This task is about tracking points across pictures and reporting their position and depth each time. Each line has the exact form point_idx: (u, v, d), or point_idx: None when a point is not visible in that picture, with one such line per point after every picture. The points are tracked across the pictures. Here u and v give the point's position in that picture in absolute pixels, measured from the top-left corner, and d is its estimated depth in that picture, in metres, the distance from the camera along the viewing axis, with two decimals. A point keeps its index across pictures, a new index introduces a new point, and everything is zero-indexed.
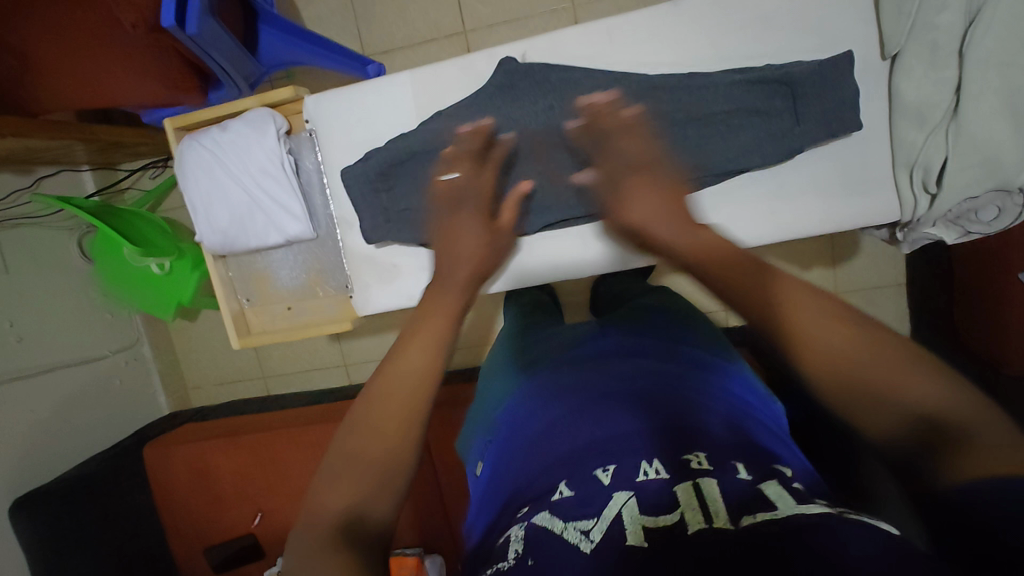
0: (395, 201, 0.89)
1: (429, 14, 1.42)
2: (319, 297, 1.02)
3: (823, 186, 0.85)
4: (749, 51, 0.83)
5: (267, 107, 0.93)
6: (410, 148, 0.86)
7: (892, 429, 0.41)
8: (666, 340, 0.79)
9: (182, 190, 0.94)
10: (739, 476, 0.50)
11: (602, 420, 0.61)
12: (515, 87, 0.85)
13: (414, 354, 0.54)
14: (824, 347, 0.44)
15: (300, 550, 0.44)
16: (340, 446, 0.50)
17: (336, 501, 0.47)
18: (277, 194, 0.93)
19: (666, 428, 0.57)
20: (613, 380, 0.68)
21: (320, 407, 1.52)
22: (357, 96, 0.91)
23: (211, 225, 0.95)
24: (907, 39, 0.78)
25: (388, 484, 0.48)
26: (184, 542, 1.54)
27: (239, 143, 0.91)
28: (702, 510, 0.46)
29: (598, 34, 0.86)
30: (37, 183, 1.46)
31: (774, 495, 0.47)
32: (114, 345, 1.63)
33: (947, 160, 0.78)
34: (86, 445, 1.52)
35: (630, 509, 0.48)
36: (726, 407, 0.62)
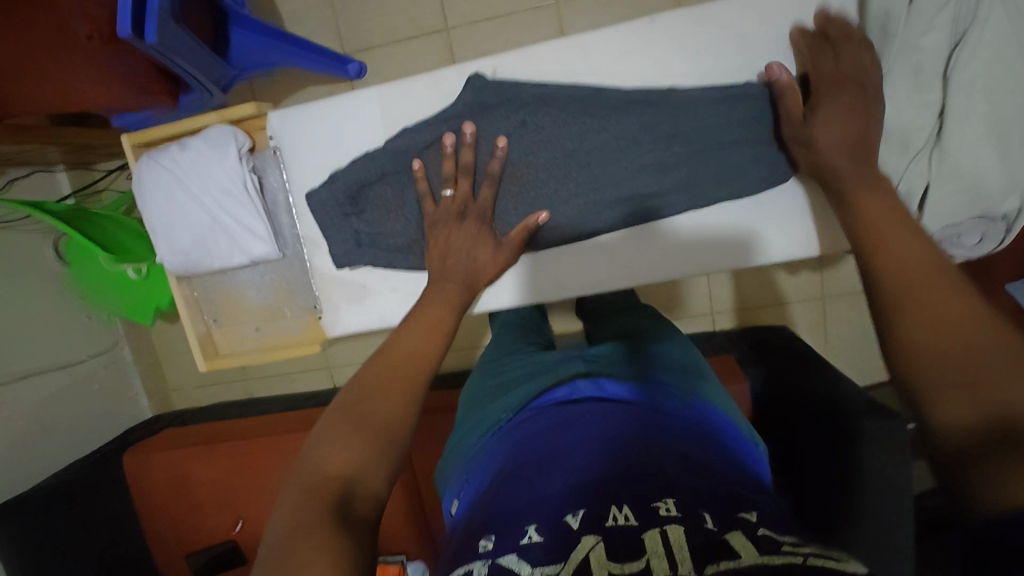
0: (367, 225, 0.87)
1: (409, 11, 1.38)
2: (287, 317, 0.99)
3: (803, 211, 0.82)
4: (729, 67, 0.81)
5: (228, 123, 0.90)
6: (380, 171, 0.85)
7: (961, 416, 0.46)
8: (649, 371, 0.78)
9: (141, 212, 0.91)
10: (706, 524, 0.49)
11: (578, 457, 0.60)
12: (486, 106, 0.83)
13: (411, 340, 0.64)
14: (918, 332, 0.50)
15: (287, 518, 0.47)
16: (337, 421, 0.55)
17: (337, 469, 0.51)
18: (238, 214, 0.90)
19: (639, 468, 0.56)
20: (592, 418, 0.67)
21: (301, 413, 1.51)
22: (326, 113, 0.88)
23: (172, 247, 0.92)
24: (891, 59, 0.73)
25: (380, 458, 0.53)
26: (165, 548, 1.53)
27: (202, 164, 0.89)
28: (669, 557, 0.45)
29: (572, 49, 0.83)
30: (8, 184, 1.41)
31: (738, 544, 0.45)
32: (91, 350, 1.59)
33: (929, 186, 0.75)
34: (65, 452, 1.49)
35: (596, 554, 0.46)
36: (697, 452, 0.61)
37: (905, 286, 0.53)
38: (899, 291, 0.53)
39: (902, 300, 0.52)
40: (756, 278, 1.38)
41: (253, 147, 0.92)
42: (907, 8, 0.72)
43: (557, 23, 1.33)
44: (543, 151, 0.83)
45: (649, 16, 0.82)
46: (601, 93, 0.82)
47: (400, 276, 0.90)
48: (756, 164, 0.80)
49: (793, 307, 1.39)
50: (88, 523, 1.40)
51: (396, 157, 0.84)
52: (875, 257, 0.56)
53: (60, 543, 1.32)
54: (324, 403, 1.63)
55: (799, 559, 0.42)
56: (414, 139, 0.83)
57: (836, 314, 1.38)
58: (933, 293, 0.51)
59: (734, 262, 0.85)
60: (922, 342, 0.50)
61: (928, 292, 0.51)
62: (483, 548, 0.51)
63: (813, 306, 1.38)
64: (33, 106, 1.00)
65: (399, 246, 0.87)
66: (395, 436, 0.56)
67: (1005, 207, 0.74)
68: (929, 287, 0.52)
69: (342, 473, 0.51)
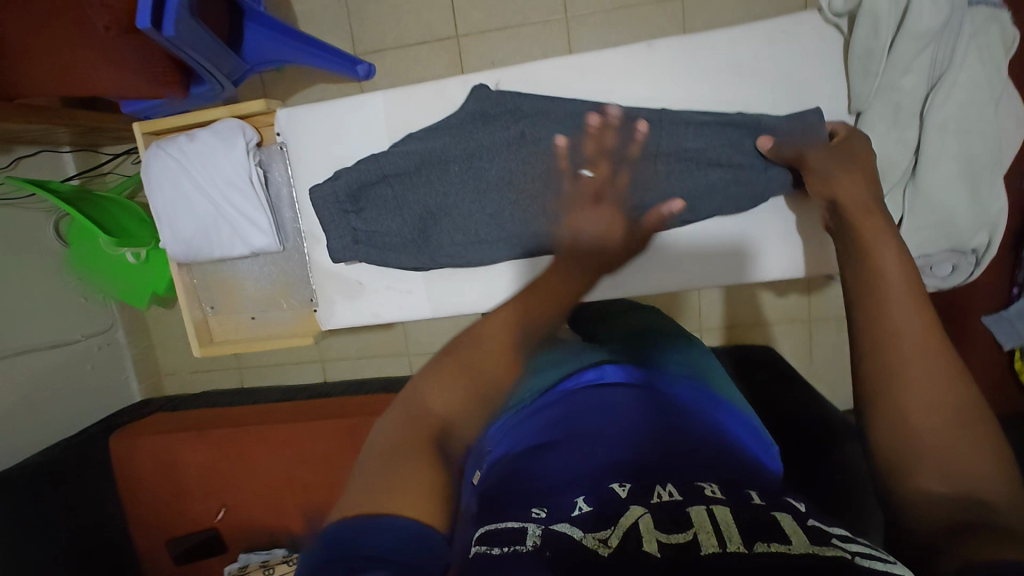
0: (365, 224, 0.89)
1: (422, 17, 1.41)
2: (283, 308, 1.01)
3: (792, 235, 0.87)
4: (721, 94, 0.84)
5: (236, 118, 0.92)
6: (382, 173, 0.86)
7: (937, 487, 0.44)
8: (659, 357, 0.76)
9: (148, 198, 0.93)
10: (752, 501, 0.47)
11: (616, 444, 0.58)
12: (487, 116, 0.84)
13: (533, 302, 0.60)
14: (916, 400, 0.48)
15: (380, 448, 0.48)
16: (442, 363, 0.54)
17: (436, 408, 0.51)
18: (242, 206, 0.92)
19: (682, 457, 0.56)
20: (621, 400, 0.64)
21: (292, 405, 1.53)
22: (331, 114, 0.90)
23: (175, 234, 0.95)
24: (873, 98, 0.78)
25: (474, 411, 0.53)
26: (147, 532, 1.55)
27: (207, 154, 0.91)
28: (716, 534, 0.42)
29: (573, 66, 0.86)
30: (15, 163, 1.43)
31: (789, 528, 0.42)
32: (87, 330, 1.61)
33: (903, 219, 0.78)
34: (55, 430, 1.50)
35: (647, 522, 0.45)
36: (719, 438, 0.60)
37: (900, 345, 0.51)
38: (901, 355, 0.50)
39: (895, 367, 0.50)
40: (744, 297, 1.41)
41: (260, 142, 0.95)
42: (890, 49, 0.75)
43: (566, 37, 1.37)
44: None
45: (648, 40, 0.85)
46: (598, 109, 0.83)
47: (395, 275, 0.93)
48: (745, 189, 0.81)
49: (779, 327, 1.42)
50: (71, 502, 1.41)
51: (399, 159, 0.86)
52: (875, 316, 0.53)
53: (42, 520, 1.32)
54: (315, 397, 1.65)
55: (848, 555, 0.39)
56: (418, 145, 0.86)
57: (821, 336, 1.41)
58: (935, 368, 0.49)
59: (738, 275, 0.90)
60: (910, 413, 0.47)
61: (922, 366, 0.49)
62: (536, 514, 0.48)
63: (799, 327, 1.41)
64: (37, 75, 1.02)
65: (396, 245, 0.89)
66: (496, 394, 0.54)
67: (974, 242, 0.77)
68: (925, 358, 0.49)
69: (442, 413, 0.51)
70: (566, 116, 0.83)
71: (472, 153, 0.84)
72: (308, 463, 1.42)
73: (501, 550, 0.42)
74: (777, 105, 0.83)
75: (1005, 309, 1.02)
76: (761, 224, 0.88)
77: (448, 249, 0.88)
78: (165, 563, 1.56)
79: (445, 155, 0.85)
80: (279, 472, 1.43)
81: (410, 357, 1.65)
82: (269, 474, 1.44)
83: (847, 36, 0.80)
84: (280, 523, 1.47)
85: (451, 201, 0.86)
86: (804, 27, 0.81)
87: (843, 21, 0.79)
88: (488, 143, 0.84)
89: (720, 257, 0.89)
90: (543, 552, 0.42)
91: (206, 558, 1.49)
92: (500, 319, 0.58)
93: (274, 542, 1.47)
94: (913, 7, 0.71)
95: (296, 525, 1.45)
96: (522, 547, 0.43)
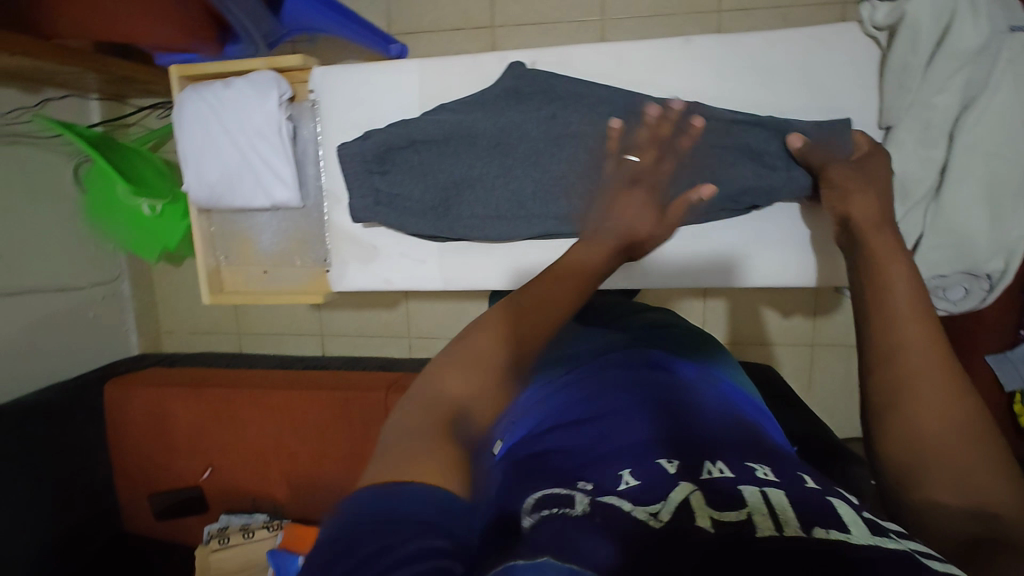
0: (389, 186, 0.89)
1: (459, 2, 1.42)
2: (296, 266, 1.02)
3: (794, 244, 0.89)
4: (753, 98, 0.85)
5: (273, 70, 0.93)
6: (410, 138, 0.87)
7: (953, 502, 0.43)
8: (679, 355, 0.75)
9: (177, 139, 0.94)
10: (806, 486, 0.46)
11: (643, 412, 0.55)
12: (521, 93, 0.85)
13: (546, 289, 0.59)
14: (924, 414, 0.48)
15: (398, 429, 0.46)
16: (456, 351, 0.53)
17: (454, 392, 0.49)
18: (270, 158, 0.93)
19: (730, 438, 0.53)
20: (637, 378, 0.63)
21: (288, 373, 1.53)
22: (367, 76, 0.91)
23: (199, 178, 0.96)
24: (904, 114, 0.79)
25: (491, 396, 0.51)
26: (131, 483, 1.56)
27: (240, 103, 0.92)
28: (772, 517, 0.41)
29: (610, 56, 0.86)
30: (43, 103, 1.45)
31: (846, 516, 0.42)
32: (93, 279, 1.61)
33: (922, 236, 0.78)
34: (51, 372, 1.51)
35: (697, 498, 0.43)
36: (745, 421, 0.58)
37: (903, 352, 0.51)
38: (911, 367, 0.50)
39: (907, 377, 0.50)
40: (749, 314, 1.41)
41: (292, 97, 0.96)
42: (926, 66, 0.75)
43: (599, 38, 1.38)
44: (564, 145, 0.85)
45: (685, 36, 0.86)
46: (632, 97, 0.84)
47: (411, 243, 0.94)
48: (760, 191, 0.81)
49: (781, 348, 1.42)
50: (61, 445, 1.41)
51: (429, 127, 0.87)
52: (881, 328, 0.53)
53: (31, 458, 1.32)
54: (312, 369, 1.65)
55: (909, 550, 0.38)
56: (449, 116, 0.87)
57: (822, 362, 1.41)
58: (938, 381, 0.49)
59: (737, 280, 0.92)
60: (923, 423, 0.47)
61: (934, 375, 0.49)
62: (582, 484, 0.46)
63: (801, 351, 1.41)
64: (70, 14, 1.04)
65: (416, 211, 0.89)
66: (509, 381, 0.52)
67: (990, 266, 0.77)
68: (933, 369, 0.49)
69: (457, 396, 0.49)
70: (597, 105, 0.84)
71: (501, 131, 0.85)
72: (300, 432, 1.42)
73: (554, 512, 0.42)
74: (808, 114, 0.84)
75: (1010, 349, 1.02)
76: (775, 234, 0.89)
77: (467, 221, 0.88)
78: (145, 516, 1.57)
79: (474, 128, 0.86)
80: (269, 438, 1.44)
81: (410, 339, 1.65)
82: (256, 437, 1.45)
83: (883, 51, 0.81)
84: (264, 490, 1.48)
85: (477, 173, 0.87)
86: (843, 39, 0.82)
87: (882, 35, 0.79)
88: (517, 122, 0.84)
89: (718, 261, 0.91)
90: (594, 517, 0.41)
91: (188, 516, 1.51)
92: (512, 308, 0.57)
93: (256, 507, 1.48)
94: (955, 26, 0.72)
95: (279, 493, 1.47)
96: (570, 512, 0.41)
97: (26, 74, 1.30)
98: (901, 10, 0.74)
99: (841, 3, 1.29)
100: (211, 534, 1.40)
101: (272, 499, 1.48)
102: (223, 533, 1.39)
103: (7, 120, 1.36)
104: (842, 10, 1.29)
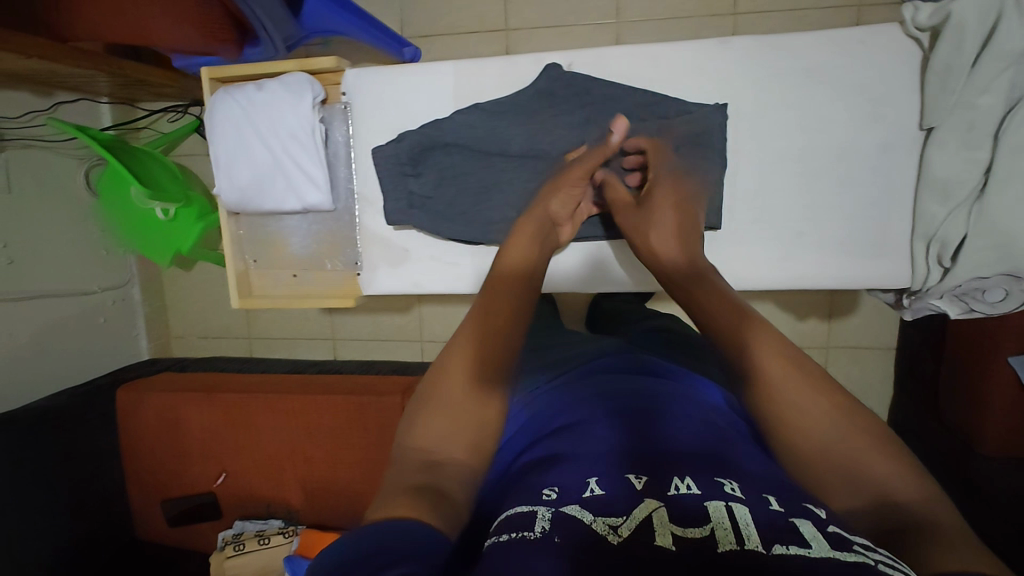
0: (422, 188, 0.90)
1: (474, 6, 1.42)
2: (328, 270, 1.01)
3: (841, 249, 0.86)
4: (786, 101, 0.85)
5: (306, 72, 0.92)
6: (443, 139, 0.88)
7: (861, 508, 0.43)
8: (693, 365, 0.74)
9: (209, 143, 0.94)
10: (771, 507, 0.43)
11: (605, 425, 0.56)
12: (555, 96, 0.86)
13: (486, 303, 0.62)
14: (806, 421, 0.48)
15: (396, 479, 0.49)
16: (421, 398, 0.56)
17: (427, 442, 0.52)
18: (302, 159, 0.93)
19: (693, 449, 0.52)
20: (606, 390, 0.64)
21: (301, 378, 1.52)
22: (400, 78, 0.91)
23: (231, 182, 0.95)
24: (947, 115, 0.78)
25: (463, 436, 0.52)
26: (144, 490, 1.54)
27: (273, 103, 0.91)
28: (734, 533, 0.40)
29: (643, 57, 0.86)
30: (53, 107, 1.44)
31: (808, 533, 0.40)
32: (104, 283, 1.60)
33: (965, 238, 0.78)
34: (61, 377, 1.49)
35: (660, 515, 0.42)
36: (738, 427, 0.58)
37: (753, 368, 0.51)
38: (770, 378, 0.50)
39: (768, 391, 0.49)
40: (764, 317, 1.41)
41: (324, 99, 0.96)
42: (971, 67, 0.74)
43: (615, 42, 1.38)
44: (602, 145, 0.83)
45: (722, 38, 0.86)
46: (666, 102, 0.85)
47: (443, 246, 0.93)
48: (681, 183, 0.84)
49: None
50: (73, 451, 1.39)
51: (462, 131, 0.87)
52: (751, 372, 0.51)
53: (42, 464, 1.31)
54: (323, 372, 1.64)
55: (872, 561, 0.36)
56: (480, 118, 0.87)
57: (839, 364, 1.40)
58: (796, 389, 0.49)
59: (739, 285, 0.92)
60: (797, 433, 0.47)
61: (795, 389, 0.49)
62: (546, 496, 0.46)
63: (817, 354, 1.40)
64: (83, 10, 1.02)
65: (447, 215, 0.89)
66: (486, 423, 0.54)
67: None
68: (796, 388, 0.49)
69: (428, 449, 0.52)
70: (637, 105, 0.84)
71: (534, 136, 0.86)
72: (315, 437, 1.41)
73: (508, 537, 0.41)
74: (843, 114, 0.83)
75: None
76: (820, 234, 0.86)
77: (499, 224, 0.87)
78: (158, 523, 1.55)
79: (507, 135, 0.86)
80: (283, 443, 1.43)
81: (423, 344, 1.64)
82: (272, 443, 1.43)
83: (926, 52, 0.80)
84: (279, 497, 1.47)
85: (509, 176, 0.87)
86: (881, 39, 0.81)
87: (925, 36, 0.78)
88: (552, 123, 0.85)
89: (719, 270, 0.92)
90: (552, 537, 0.40)
91: (200, 522, 1.50)
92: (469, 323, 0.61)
93: (272, 513, 1.47)
94: (1002, 25, 0.70)
95: (293, 499, 1.46)
96: (529, 535, 0.41)
97: (38, 77, 1.28)
98: (945, 10, 0.73)
99: (855, 6, 1.29)
100: (225, 541, 1.39)
101: (287, 504, 1.47)
102: (237, 539, 1.38)
103: (21, 123, 1.35)
104: (856, 13, 1.30)
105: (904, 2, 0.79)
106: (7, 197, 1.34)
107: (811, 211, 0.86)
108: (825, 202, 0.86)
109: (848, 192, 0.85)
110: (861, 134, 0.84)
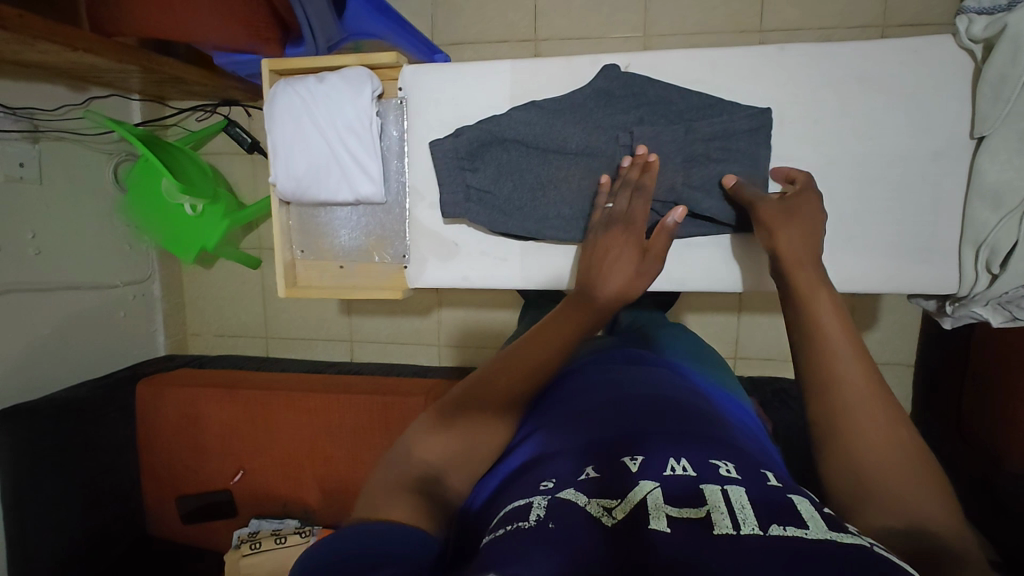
0: (479, 182, 0.91)
1: (506, 15, 1.45)
2: (377, 263, 1.02)
3: (886, 253, 0.87)
4: (834, 108, 0.86)
5: (364, 67, 0.95)
6: (500, 135, 0.89)
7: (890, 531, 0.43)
8: (706, 372, 0.74)
9: (268, 129, 0.96)
10: (769, 483, 0.45)
11: (602, 413, 0.56)
12: (612, 96, 0.88)
13: (544, 334, 0.66)
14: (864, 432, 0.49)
15: (387, 482, 0.52)
16: (439, 406, 0.60)
17: (433, 454, 0.55)
18: (357, 151, 0.94)
19: (701, 435, 0.51)
20: (619, 378, 0.64)
21: (321, 376, 1.52)
22: (459, 76, 0.93)
23: (288, 171, 0.97)
24: (999, 125, 0.79)
25: (463, 445, 0.56)
26: (160, 487, 1.53)
27: (333, 98, 0.93)
28: (730, 515, 0.40)
29: (697, 62, 0.88)
30: (88, 101, 1.46)
31: (806, 512, 0.41)
32: (126, 277, 1.61)
33: (1016, 245, 0.80)
34: (80, 370, 1.48)
35: (654, 498, 0.43)
36: (740, 429, 0.59)
37: (824, 355, 0.55)
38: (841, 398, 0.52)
39: (831, 395, 0.52)
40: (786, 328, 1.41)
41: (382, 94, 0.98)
42: None
43: (643, 51, 1.40)
44: (655, 145, 0.85)
45: (776, 45, 0.88)
46: (721, 105, 0.87)
47: (492, 241, 0.95)
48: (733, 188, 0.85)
49: None
50: (91, 444, 1.38)
51: (519, 126, 0.89)
52: (824, 374, 0.54)
53: (61, 455, 1.30)
54: (340, 373, 1.64)
55: (866, 542, 0.38)
56: (538, 115, 0.89)
57: None
58: (859, 399, 0.51)
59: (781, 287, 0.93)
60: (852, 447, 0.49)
61: (857, 415, 0.51)
62: (544, 485, 0.47)
63: None
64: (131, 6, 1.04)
65: (504, 211, 0.90)
66: (490, 443, 0.57)
67: None
68: (856, 411, 0.51)
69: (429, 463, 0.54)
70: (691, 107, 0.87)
71: (592, 134, 0.87)
72: (335, 435, 1.40)
73: (506, 529, 0.42)
74: (894, 122, 0.85)
75: None
76: (862, 240, 0.88)
77: (553, 222, 0.89)
78: (170, 520, 1.54)
79: (565, 134, 0.88)
80: (303, 441, 1.42)
81: (440, 347, 1.64)
82: (290, 441, 1.43)
83: (977, 63, 0.82)
84: (296, 497, 1.46)
85: (565, 175, 0.89)
86: (935, 49, 0.83)
87: (978, 47, 0.81)
88: (608, 122, 0.87)
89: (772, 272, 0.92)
90: (547, 523, 0.40)
91: (216, 520, 1.49)
92: (530, 341, 0.65)
93: (288, 513, 1.46)
94: None
95: (311, 498, 1.45)
96: (524, 523, 0.41)
97: (77, 71, 1.30)
98: (1001, 23, 0.76)
99: (881, 25, 1.32)
100: (241, 539, 1.37)
101: (304, 504, 1.46)
102: (252, 538, 1.36)
103: (56, 115, 1.37)
104: (882, 30, 1.32)
105: (958, 15, 0.81)
106: (38, 186, 1.34)
107: (856, 217, 0.87)
108: (874, 207, 0.87)
109: (890, 198, 0.87)
110: (909, 138, 0.85)
